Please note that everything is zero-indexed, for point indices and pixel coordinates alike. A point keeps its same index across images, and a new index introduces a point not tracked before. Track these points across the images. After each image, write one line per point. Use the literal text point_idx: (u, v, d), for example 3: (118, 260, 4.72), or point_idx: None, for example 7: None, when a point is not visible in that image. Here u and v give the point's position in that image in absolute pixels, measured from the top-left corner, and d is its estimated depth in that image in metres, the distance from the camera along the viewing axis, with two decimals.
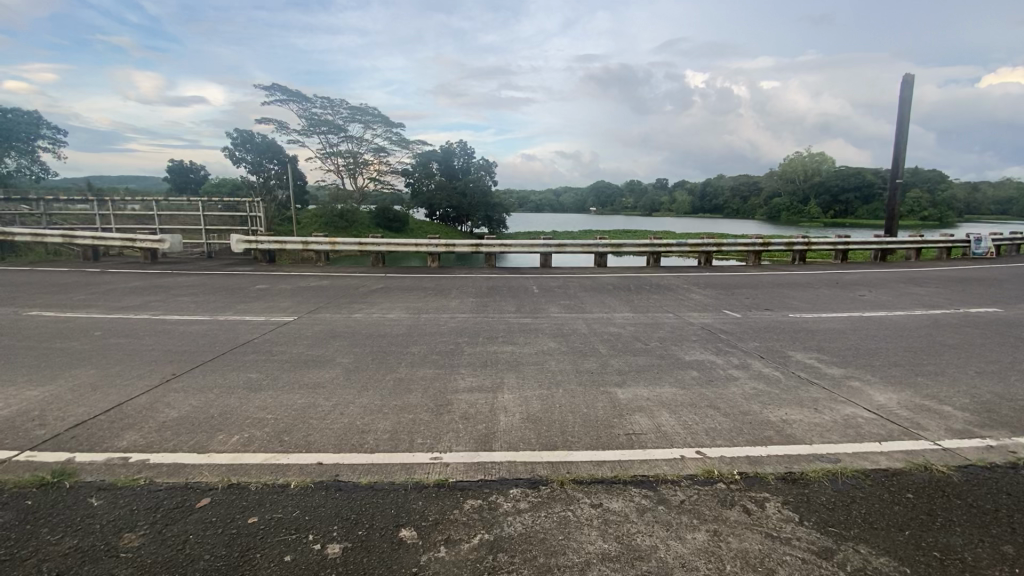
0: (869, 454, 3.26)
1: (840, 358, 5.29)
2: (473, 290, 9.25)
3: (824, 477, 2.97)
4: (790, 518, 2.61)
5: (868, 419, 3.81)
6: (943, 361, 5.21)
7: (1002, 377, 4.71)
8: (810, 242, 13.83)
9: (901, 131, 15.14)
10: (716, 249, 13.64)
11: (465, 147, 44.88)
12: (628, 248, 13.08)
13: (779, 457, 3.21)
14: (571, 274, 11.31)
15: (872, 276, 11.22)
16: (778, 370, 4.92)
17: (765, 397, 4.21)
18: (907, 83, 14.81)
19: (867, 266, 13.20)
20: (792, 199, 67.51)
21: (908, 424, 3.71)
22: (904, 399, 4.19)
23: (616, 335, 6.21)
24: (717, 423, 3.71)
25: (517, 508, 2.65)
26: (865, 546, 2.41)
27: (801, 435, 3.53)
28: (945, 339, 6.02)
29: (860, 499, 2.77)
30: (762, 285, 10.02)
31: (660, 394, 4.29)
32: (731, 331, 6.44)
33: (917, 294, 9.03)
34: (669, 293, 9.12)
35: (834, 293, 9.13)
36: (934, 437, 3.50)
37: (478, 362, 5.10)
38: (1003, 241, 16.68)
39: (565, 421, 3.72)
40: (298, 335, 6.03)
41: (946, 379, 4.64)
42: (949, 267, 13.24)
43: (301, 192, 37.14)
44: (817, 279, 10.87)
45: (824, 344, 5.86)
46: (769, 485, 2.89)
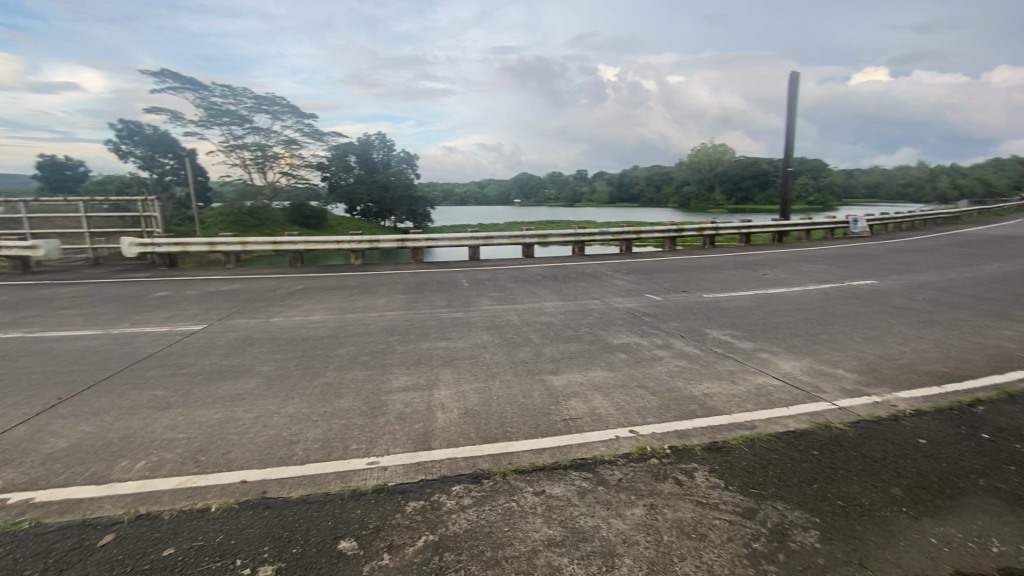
0: (780, 418, 3.58)
1: (750, 333, 5.76)
2: (401, 286, 8.97)
3: (743, 443, 3.22)
4: (717, 484, 2.80)
5: (777, 386, 4.19)
6: (834, 329, 5.83)
7: (881, 340, 5.36)
8: (718, 227, 14.91)
9: (790, 123, 16.68)
10: (636, 236, 14.26)
11: (383, 139, 43.57)
12: (554, 239, 13.28)
13: (704, 428, 3.43)
14: (499, 266, 11.36)
15: (770, 256, 12.30)
16: (697, 347, 5.25)
17: (688, 373, 4.49)
18: (793, 79, 16.36)
19: (766, 248, 14.45)
20: (699, 186, 72.37)
21: (811, 388, 4.12)
22: (805, 365, 4.66)
23: (548, 324, 6.33)
24: (646, 401, 3.90)
25: (462, 504, 2.62)
26: (782, 502, 2.64)
27: (721, 406, 3.80)
28: (834, 310, 6.73)
29: (775, 460, 3.03)
30: (678, 269, 10.65)
31: (593, 378, 4.42)
32: (653, 313, 6.80)
33: (808, 270, 10.05)
34: (595, 280, 9.41)
35: (740, 273, 9.90)
36: (832, 398, 3.91)
37: (411, 360, 4.96)
38: (874, 221, 18.99)
39: (503, 412, 3.73)
40: (209, 345, 5.53)
41: (839, 346, 5.19)
42: (833, 245, 14.89)
43: (203, 189, 34.12)
44: (725, 261, 11.74)
45: (735, 320, 6.34)
46: (696, 456, 3.08)
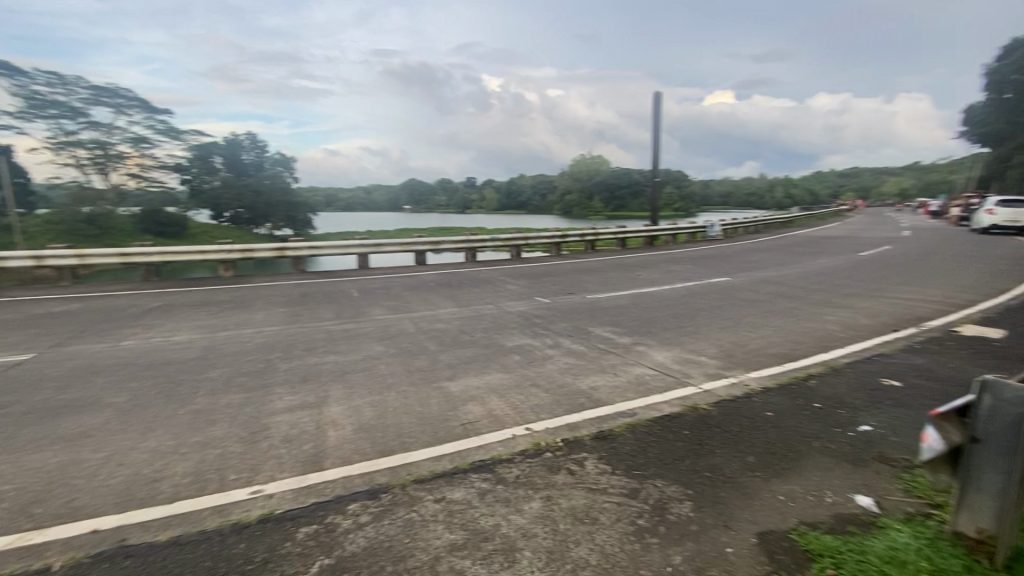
0: (657, 404, 3.97)
1: (629, 328, 6.29)
2: (282, 299, 8.34)
3: (626, 430, 3.51)
4: (605, 470, 3.03)
5: (653, 375, 4.63)
6: (697, 321, 6.59)
7: (734, 329, 6.18)
8: (599, 232, 16.03)
9: (656, 138, 18.52)
10: (525, 242, 14.79)
11: (255, 140, 40.12)
12: (445, 245, 13.27)
13: (592, 419, 3.68)
14: (390, 274, 11.07)
15: (644, 259, 13.51)
16: (584, 344, 5.61)
17: (576, 369, 4.78)
18: (656, 99, 18.21)
19: (640, 251, 15.84)
20: (581, 194, 76.96)
21: (680, 375, 4.62)
22: (675, 354, 5.21)
23: (442, 330, 6.32)
24: (540, 399, 4.08)
25: (359, 522, 2.53)
26: (661, 479, 2.93)
27: (606, 397, 4.11)
28: (697, 305, 7.61)
29: (654, 442, 3.36)
30: (564, 272, 11.26)
31: (488, 381, 4.51)
32: (543, 315, 7.12)
33: (675, 270, 11.23)
34: (487, 285, 9.59)
35: (619, 274, 10.75)
36: (697, 382, 4.43)
37: (297, 377, 4.65)
38: (726, 226, 21.75)
39: (400, 423, 3.66)
40: (38, 378, 4.66)
41: (701, 336, 5.89)
42: (695, 247, 16.79)
43: (23, 193, 28.60)
44: (606, 263, 12.67)
45: (616, 317, 6.88)
46: (586, 446, 3.30)
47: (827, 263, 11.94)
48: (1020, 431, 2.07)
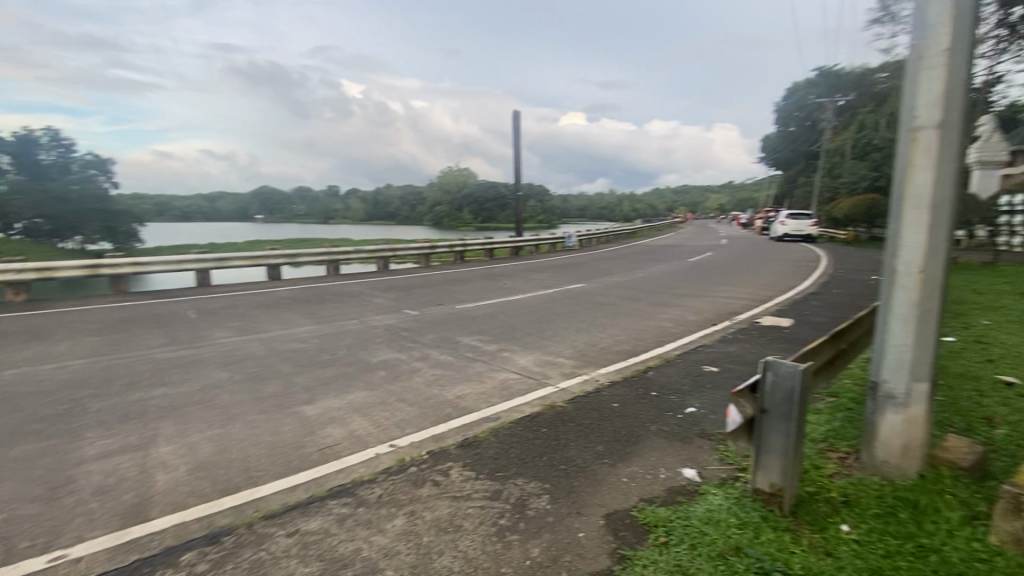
0: (519, 406, 4.17)
1: (495, 336, 6.49)
2: (96, 326, 7.04)
3: (489, 435, 3.63)
4: (469, 476, 3.09)
5: (516, 379, 4.85)
6: (557, 325, 7.05)
7: (588, 331, 6.73)
8: (467, 243, 16.30)
9: (517, 153, 19.46)
10: (392, 253, 14.45)
11: (57, 137, 33.41)
12: (303, 259, 12.39)
13: (457, 428, 3.74)
14: (238, 292, 10.00)
15: (510, 268, 14.06)
16: (451, 355, 5.66)
17: (443, 380, 4.81)
18: (516, 117, 19.17)
19: (507, 260, 16.46)
20: (450, 205, 77.49)
21: (541, 377, 4.90)
22: (536, 358, 5.51)
23: (300, 350, 5.89)
24: (405, 413, 4.02)
25: (195, 573, 2.24)
26: (521, 478, 3.08)
27: (471, 405, 4.20)
28: (557, 310, 8.14)
29: (515, 443, 3.52)
30: (433, 283, 11.23)
31: (350, 400, 4.32)
32: (410, 327, 7.02)
33: (538, 279, 11.87)
34: (351, 300, 9.17)
35: (486, 284, 11.04)
36: (556, 382, 4.74)
37: (115, 417, 3.97)
38: (583, 236, 23.60)
39: (248, 455, 3.33)
40: None
41: (560, 339, 6.31)
42: (556, 256, 17.94)
43: None
44: (474, 274, 12.93)
45: (483, 326, 7.06)
46: (451, 455, 3.33)
47: (664, 269, 13.63)
48: (790, 399, 2.59)
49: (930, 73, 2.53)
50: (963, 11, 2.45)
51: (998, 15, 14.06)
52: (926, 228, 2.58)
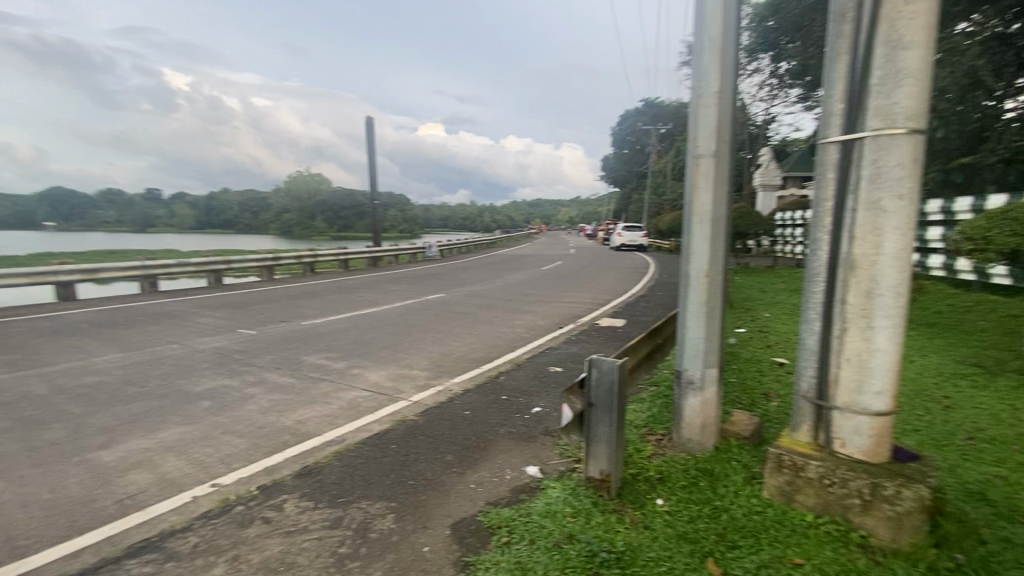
0: (367, 424, 4.00)
1: (344, 352, 6.15)
2: None
3: (332, 459, 3.41)
4: (307, 506, 2.86)
5: (365, 396, 4.64)
6: (412, 337, 6.94)
7: (443, 340, 6.74)
8: (317, 254, 15.25)
9: (371, 161, 18.85)
10: (227, 266, 12.89)
11: None
12: (107, 274, 10.42)
13: (295, 456, 3.44)
14: (9, 317, 8.01)
15: (365, 280, 13.47)
16: (292, 376, 5.21)
17: (281, 405, 4.40)
18: (370, 123, 18.59)
19: (363, 272, 15.76)
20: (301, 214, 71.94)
21: (392, 391, 4.77)
22: (388, 372, 5.35)
23: (97, 385, 4.91)
24: (233, 447, 3.58)
25: None
26: (366, 500, 2.95)
27: (314, 428, 3.91)
28: (413, 321, 8.00)
29: (360, 464, 3.36)
30: (277, 298, 10.28)
31: (163, 438, 3.72)
32: (246, 348, 6.31)
33: (395, 290, 11.57)
34: (172, 321, 7.94)
35: (338, 297, 10.43)
36: (407, 396, 4.65)
37: None
38: (443, 247, 23.68)
39: (12, 523, 2.67)
40: None
41: (414, 351, 6.21)
42: (415, 267, 17.71)
43: None
44: (325, 286, 12.14)
45: (331, 343, 6.64)
46: (287, 486, 3.06)
47: (519, 277, 14.28)
48: (611, 392, 2.88)
49: (706, 110, 3.04)
50: (726, 62, 3.00)
51: (769, 67, 17.52)
52: (710, 239, 3.09)
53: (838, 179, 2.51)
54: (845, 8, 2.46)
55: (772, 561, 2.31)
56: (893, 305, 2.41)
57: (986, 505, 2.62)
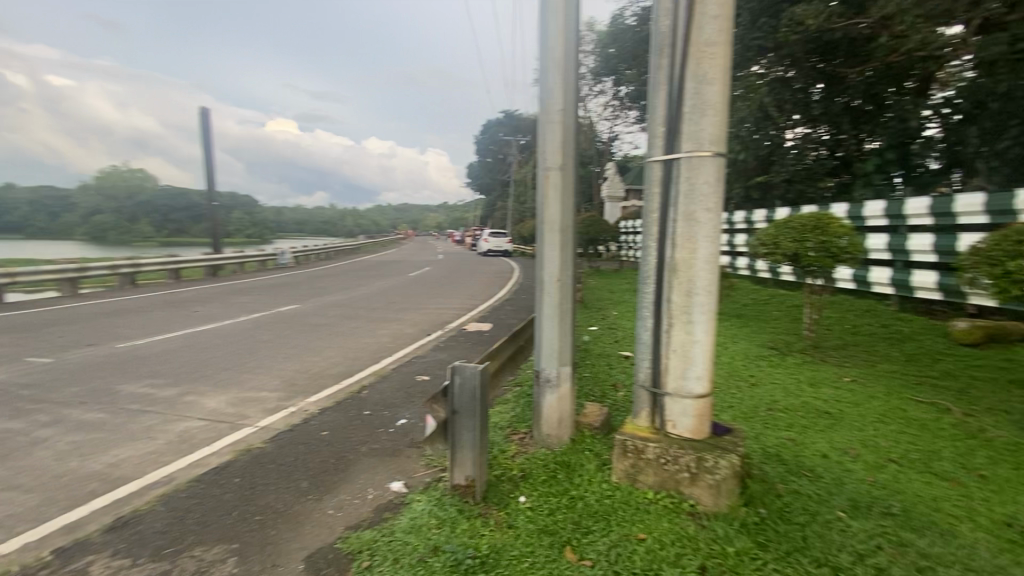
0: (203, 458, 3.52)
1: (174, 377, 5.34)
2: None
3: (157, 503, 2.94)
4: (123, 564, 2.42)
5: (201, 426, 4.08)
6: (260, 354, 6.28)
7: (298, 356, 6.23)
8: (139, 263, 13.06)
9: (208, 158, 16.73)
10: (7, 280, 10.37)
11: None
12: None
13: (107, 507, 2.90)
14: None
15: (203, 292, 11.88)
16: (103, 410, 4.37)
17: (87, 446, 3.66)
18: (205, 115, 16.50)
19: (200, 283, 13.89)
20: None
21: (236, 418, 4.27)
22: (231, 396, 4.77)
23: None
24: (15, 506, 2.89)
25: None
26: (201, 545, 2.59)
27: (133, 470, 3.33)
28: (262, 337, 7.26)
29: (195, 505, 2.94)
30: (82, 317, 8.56)
31: None
32: (35, 382, 5.13)
33: (240, 303, 10.38)
34: None
35: (168, 313, 9.04)
36: (254, 421, 4.20)
37: None
38: (298, 253, 21.93)
39: None
40: None
41: (263, 370, 5.64)
42: (265, 276, 16.11)
43: None
44: (150, 301, 10.43)
45: (157, 367, 5.72)
46: (95, 545, 2.56)
47: (384, 284, 13.81)
48: (474, 398, 2.91)
49: (552, 126, 3.26)
50: (568, 82, 3.25)
51: (611, 90, 19.42)
52: (560, 246, 3.31)
53: (662, 194, 2.86)
54: (662, 45, 2.83)
55: (621, 540, 2.53)
56: (708, 301, 2.81)
57: (780, 464, 3.18)
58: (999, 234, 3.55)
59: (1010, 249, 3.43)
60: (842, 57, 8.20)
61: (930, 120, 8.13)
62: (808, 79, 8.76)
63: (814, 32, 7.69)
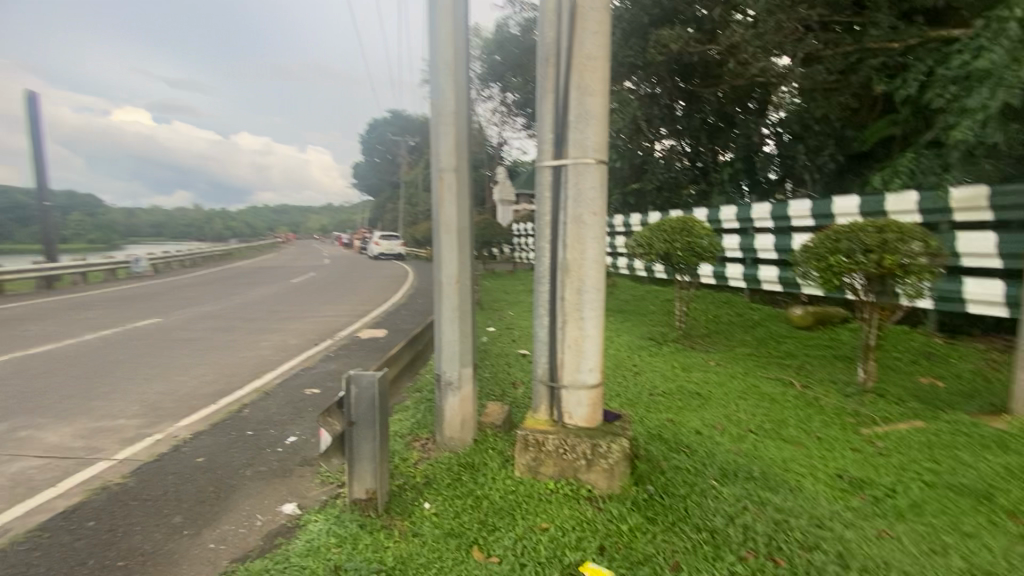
0: (44, 504, 2.98)
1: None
2: None
3: None
4: None
5: (39, 466, 3.45)
6: (114, 377, 5.45)
7: (163, 376, 5.51)
8: None
9: (34, 149, 14.12)
10: None
11: None
12: None
13: None
14: None
15: (32, 307, 9.99)
16: None
17: None
18: (29, 99, 13.91)
19: (26, 297, 11.66)
20: None
21: (85, 452, 3.67)
22: (78, 427, 4.09)
23: None
24: None
25: None
26: None
27: None
28: (115, 356, 6.29)
29: (35, 561, 2.48)
30: None
31: None
32: None
33: (84, 318, 8.90)
34: None
35: None
36: (110, 453, 3.64)
37: None
38: (157, 260, 19.36)
39: None
40: None
41: (119, 394, 4.90)
42: (116, 286, 13.99)
43: None
44: None
45: None
46: None
47: (264, 292, 12.72)
48: (372, 407, 2.80)
49: (444, 127, 3.26)
50: (459, 85, 3.27)
51: (498, 96, 19.87)
52: (456, 247, 3.32)
53: (553, 197, 2.99)
54: (547, 55, 2.97)
55: (525, 532, 2.60)
56: (597, 298, 3.01)
57: (662, 443, 3.50)
58: (821, 234, 4.26)
59: (829, 246, 4.14)
60: (699, 78, 9.28)
61: (769, 138, 9.34)
62: (672, 96, 9.75)
63: (676, 55, 8.62)
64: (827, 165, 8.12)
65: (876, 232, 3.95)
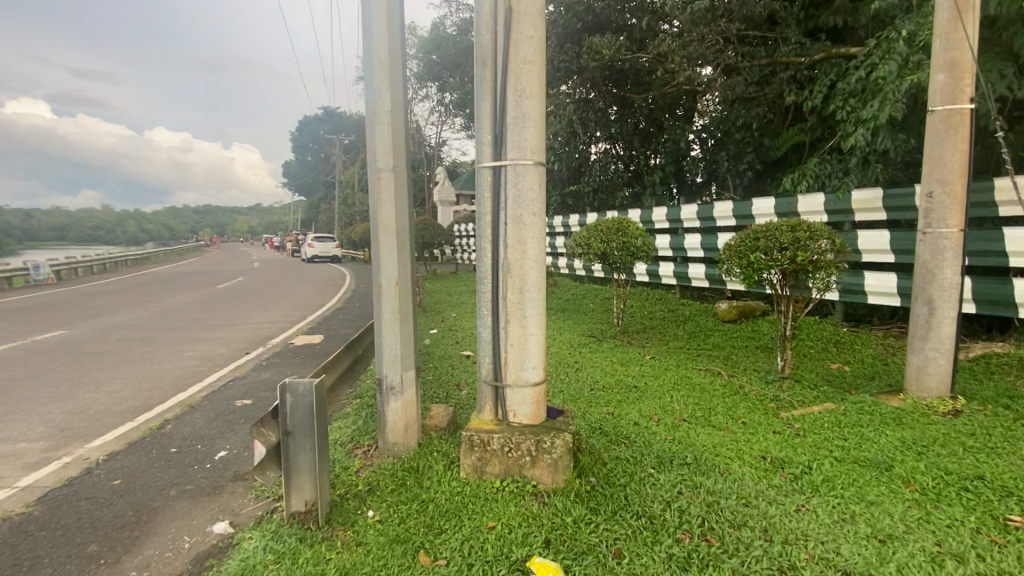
0: None
1: None
2: None
3: None
4: None
5: None
6: (12, 396, 4.91)
7: (72, 393, 5.02)
8: None
9: None
10: None
11: None
12: None
13: None
14: None
15: None
16: None
17: None
18: None
19: None
20: None
21: None
22: None
23: None
24: None
25: None
26: None
27: None
28: (12, 374, 5.66)
29: None
30: None
31: None
32: None
33: None
34: None
35: None
36: (10, 481, 3.28)
37: None
38: (61, 267, 17.67)
39: None
40: None
41: (19, 415, 4.41)
42: (12, 296, 12.61)
43: None
44: None
45: None
46: None
47: (188, 299, 11.89)
48: (310, 415, 2.69)
49: (381, 127, 3.20)
50: (395, 84, 3.23)
51: (437, 96, 19.72)
52: (396, 249, 3.27)
53: (493, 198, 3.03)
54: (484, 57, 3.00)
55: (472, 532, 2.61)
56: (537, 297, 3.06)
57: (604, 436, 3.63)
58: (743, 233, 4.58)
59: (750, 245, 4.45)
60: (631, 85, 9.73)
61: (694, 144, 9.82)
62: (605, 101, 10.04)
63: (609, 61, 8.90)
64: (747, 172, 8.63)
65: (789, 231, 4.29)
